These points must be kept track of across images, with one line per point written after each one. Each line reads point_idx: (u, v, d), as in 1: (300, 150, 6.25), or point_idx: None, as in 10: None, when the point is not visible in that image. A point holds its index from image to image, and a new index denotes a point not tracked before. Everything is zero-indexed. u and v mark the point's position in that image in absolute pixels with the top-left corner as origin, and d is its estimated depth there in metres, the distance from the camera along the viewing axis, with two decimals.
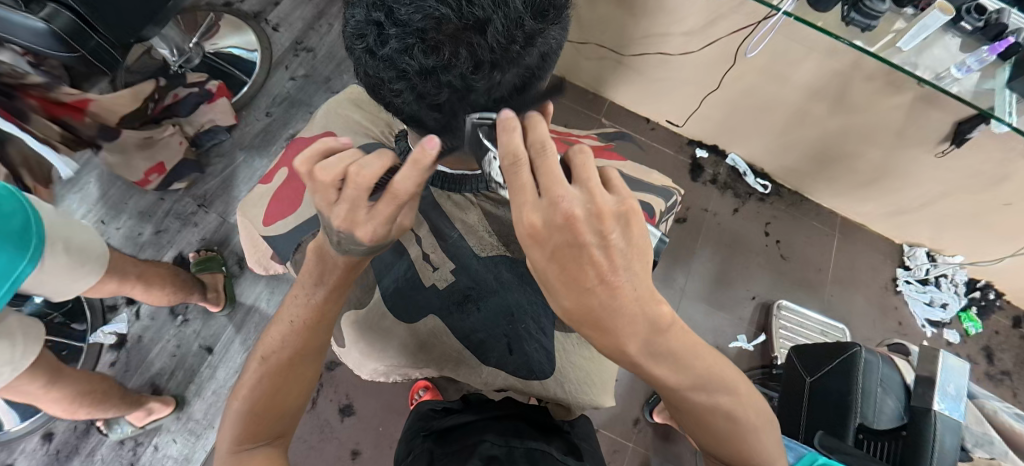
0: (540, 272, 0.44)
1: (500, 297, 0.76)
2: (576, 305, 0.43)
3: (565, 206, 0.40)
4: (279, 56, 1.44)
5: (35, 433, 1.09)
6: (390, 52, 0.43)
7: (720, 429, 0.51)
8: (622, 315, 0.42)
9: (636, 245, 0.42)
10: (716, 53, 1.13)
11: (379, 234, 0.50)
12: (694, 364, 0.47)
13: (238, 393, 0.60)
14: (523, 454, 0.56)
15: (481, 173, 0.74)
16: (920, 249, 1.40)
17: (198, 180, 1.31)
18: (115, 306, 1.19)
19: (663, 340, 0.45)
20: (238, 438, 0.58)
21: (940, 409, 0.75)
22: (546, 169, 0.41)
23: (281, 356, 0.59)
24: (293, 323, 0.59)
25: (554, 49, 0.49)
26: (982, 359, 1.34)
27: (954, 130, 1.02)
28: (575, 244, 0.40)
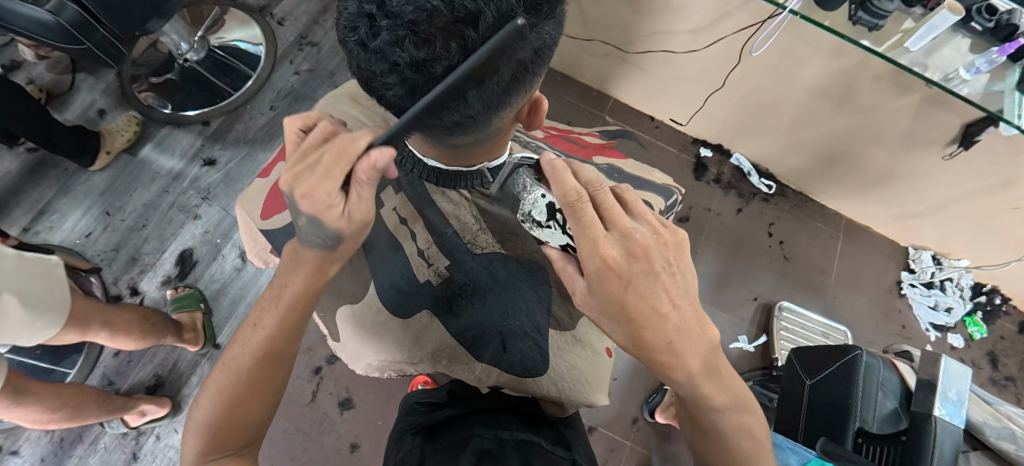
0: (611, 306, 0.48)
1: (495, 295, 0.77)
2: (647, 332, 0.48)
3: (640, 238, 0.46)
4: (284, 50, 1.44)
5: None
6: (381, 44, 0.43)
7: (738, 446, 0.54)
8: (689, 338, 0.48)
9: (689, 272, 0.49)
10: (721, 52, 1.12)
11: (320, 195, 0.49)
12: (732, 383, 0.53)
13: (201, 400, 0.60)
14: (513, 446, 0.57)
15: (477, 170, 0.73)
16: (925, 252, 1.39)
17: (201, 174, 1.32)
18: (119, 296, 1.21)
19: (716, 358, 0.51)
20: (204, 447, 0.58)
21: (939, 414, 0.75)
22: (608, 207, 0.48)
23: (244, 364, 0.59)
24: (257, 328, 0.60)
25: (547, 45, 0.49)
26: (986, 365, 1.32)
27: (962, 132, 1.00)
28: (650, 272, 0.46)
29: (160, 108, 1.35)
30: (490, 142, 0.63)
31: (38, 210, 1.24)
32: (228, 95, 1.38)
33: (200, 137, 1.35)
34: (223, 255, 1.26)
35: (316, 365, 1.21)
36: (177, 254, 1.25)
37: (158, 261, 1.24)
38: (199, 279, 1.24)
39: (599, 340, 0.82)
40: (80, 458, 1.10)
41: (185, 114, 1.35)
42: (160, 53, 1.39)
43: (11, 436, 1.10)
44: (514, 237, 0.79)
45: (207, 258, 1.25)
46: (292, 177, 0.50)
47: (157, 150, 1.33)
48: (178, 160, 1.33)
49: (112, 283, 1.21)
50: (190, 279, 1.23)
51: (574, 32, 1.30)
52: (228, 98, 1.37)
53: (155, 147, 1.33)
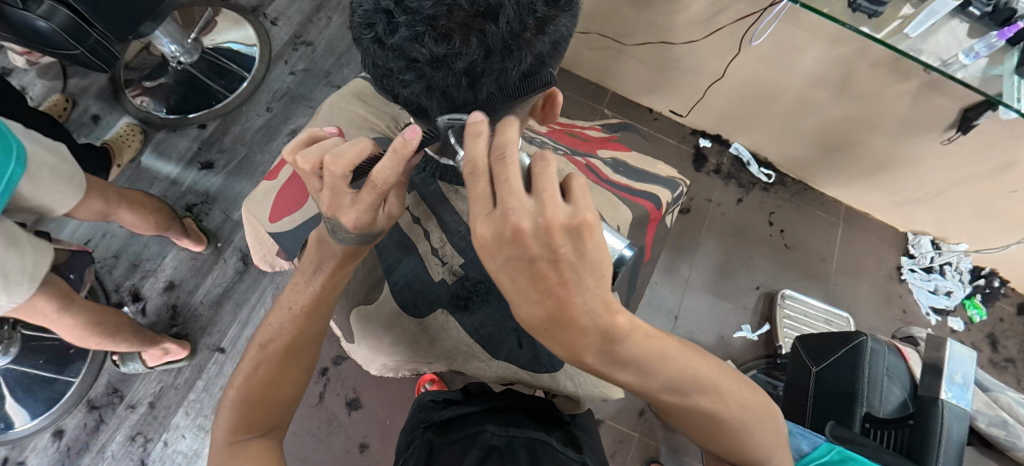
0: (497, 279, 0.42)
1: (508, 292, 0.75)
2: (530, 315, 0.41)
3: (513, 220, 0.37)
4: (279, 50, 1.43)
5: (46, 431, 1.10)
6: (400, 40, 0.42)
7: (701, 422, 0.52)
8: (575, 328, 0.40)
9: (594, 263, 0.39)
10: (719, 42, 1.12)
11: (363, 221, 0.51)
12: (667, 368, 0.46)
13: (236, 380, 0.61)
14: (523, 443, 0.58)
15: None
16: (924, 237, 1.40)
17: (200, 178, 1.31)
18: (120, 302, 1.20)
19: (626, 350, 0.43)
20: (235, 427, 0.59)
21: (946, 397, 0.76)
22: (502, 181, 0.38)
23: (280, 344, 0.60)
24: (290, 310, 0.60)
25: (564, 38, 0.48)
26: (986, 346, 1.34)
27: (960, 117, 1.01)
28: (524, 258, 0.38)
29: (157, 112, 1.33)
30: None
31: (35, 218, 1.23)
32: (224, 97, 1.36)
33: (197, 141, 1.34)
34: (225, 259, 1.25)
35: (322, 366, 1.21)
36: (179, 258, 1.24)
37: (159, 267, 1.24)
38: (201, 283, 1.23)
39: None
40: None
41: (181, 117, 1.34)
42: (153, 57, 1.37)
43: (17, 447, 1.09)
44: None
45: (208, 263, 1.24)
46: (329, 208, 0.51)
47: (155, 155, 1.32)
48: (176, 163, 1.32)
49: (114, 289, 1.21)
50: (192, 283, 1.23)
51: None
52: (225, 100, 1.36)
53: (152, 152, 1.32)
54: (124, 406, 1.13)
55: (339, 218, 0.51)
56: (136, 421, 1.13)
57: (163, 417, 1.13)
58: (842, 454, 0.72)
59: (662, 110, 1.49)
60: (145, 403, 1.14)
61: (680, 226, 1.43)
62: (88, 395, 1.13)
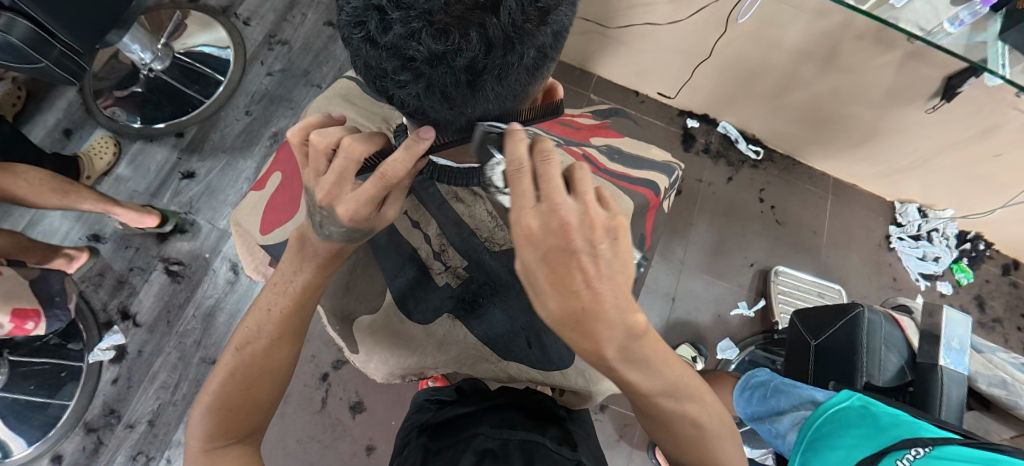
0: (529, 275, 0.45)
1: (516, 293, 0.76)
2: (561, 309, 0.44)
3: (561, 214, 0.41)
4: (254, 51, 1.38)
5: (44, 457, 1.08)
6: (395, 38, 0.41)
7: (683, 432, 0.54)
8: (602, 321, 0.44)
9: (621, 259, 0.43)
10: (704, 21, 1.11)
11: (359, 215, 0.51)
12: (664, 371, 0.50)
13: (210, 384, 0.59)
14: (517, 445, 0.57)
15: (490, 167, 0.64)
16: (911, 205, 1.42)
17: (182, 188, 1.27)
18: (110, 321, 1.17)
19: (638, 347, 0.47)
20: (210, 434, 0.58)
21: (945, 364, 0.78)
22: (547, 179, 0.42)
23: (258, 347, 0.58)
24: (272, 312, 0.58)
25: (565, 27, 0.46)
26: (974, 308, 1.38)
27: (944, 85, 1.02)
28: (566, 251, 0.42)
29: (130, 123, 1.29)
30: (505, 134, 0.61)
31: None
32: (199, 103, 1.32)
33: (176, 150, 1.30)
34: (214, 269, 1.22)
35: (322, 371, 1.20)
36: (166, 271, 1.21)
37: (147, 281, 1.21)
38: (191, 296, 1.20)
39: None
40: None
41: (157, 126, 1.29)
42: (122, 65, 1.31)
43: None
44: None
45: (198, 275, 1.22)
46: (327, 197, 0.50)
47: (132, 167, 1.28)
48: (155, 175, 1.28)
49: (102, 308, 1.17)
50: (182, 297, 1.20)
51: None
52: (201, 106, 1.32)
53: (128, 164, 1.28)
54: (122, 425, 1.12)
55: (333, 208, 0.50)
56: (136, 440, 1.11)
57: (163, 434, 1.12)
58: (862, 401, 0.77)
59: (649, 92, 1.48)
60: (144, 422, 1.12)
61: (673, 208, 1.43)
62: (84, 418, 1.11)
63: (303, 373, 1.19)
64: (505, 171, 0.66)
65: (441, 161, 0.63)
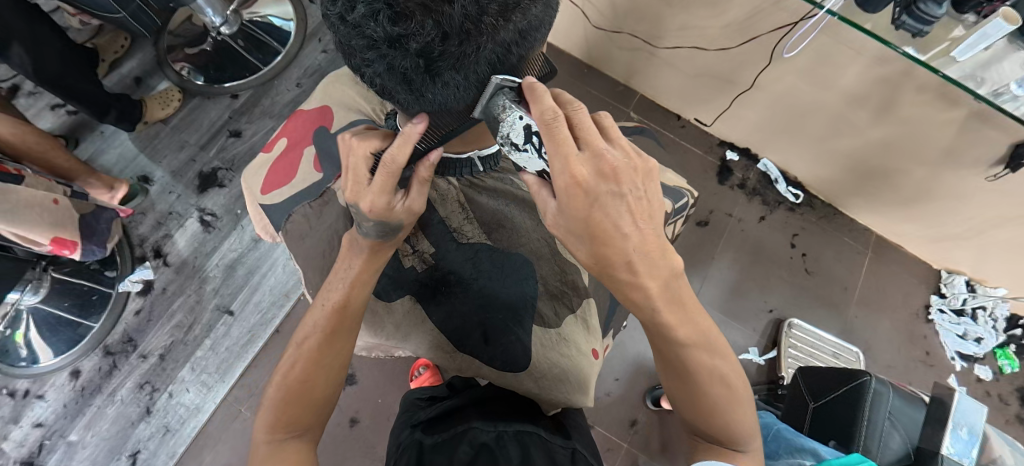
0: (572, 222, 0.46)
1: (478, 285, 0.78)
2: (607, 250, 0.46)
3: (609, 159, 0.43)
4: (314, 28, 1.46)
5: (64, 370, 1.17)
6: (358, 17, 0.42)
7: (714, 393, 0.53)
8: (651, 261, 0.47)
9: (657, 200, 0.47)
10: (755, 52, 1.07)
11: (379, 205, 0.55)
12: (698, 319, 0.52)
13: (273, 381, 0.60)
14: (513, 436, 0.60)
15: (466, 158, 0.74)
16: (959, 277, 1.31)
17: (227, 145, 1.36)
18: (143, 257, 1.27)
19: (678, 286, 0.50)
20: (271, 427, 0.57)
21: (947, 453, 0.72)
22: (583, 127, 0.44)
23: (313, 342, 0.60)
24: (325, 305, 0.62)
25: (535, 27, 0.47)
26: (1014, 401, 1.25)
27: (1010, 152, 0.93)
28: (617, 193, 0.44)
29: (194, 79, 1.38)
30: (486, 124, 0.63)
31: None
32: (258, 70, 1.40)
33: (229, 109, 1.39)
34: (242, 225, 1.30)
35: None
36: (199, 220, 1.30)
37: (181, 226, 1.29)
38: (218, 246, 1.28)
39: (588, 342, 0.79)
40: (98, 407, 1.16)
41: (216, 85, 1.38)
42: (196, 26, 1.42)
43: (38, 381, 1.17)
44: (502, 228, 0.81)
45: (227, 227, 1.30)
46: (352, 194, 0.56)
47: (187, 119, 1.38)
48: (205, 130, 1.37)
49: (139, 244, 1.27)
50: (209, 246, 1.28)
51: (604, 24, 1.27)
52: (259, 72, 1.40)
53: (186, 116, 1.38)
54: (136, 354, 1.20)
55: (358, 204, 0.56)
56: (146, 370, 1.19)
57: (170, 369, 1.19)
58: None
59: (688, 117, 1.45)
60: (156, 354, 1.20)
61: (695, 239, 1.39)
62: (104, 342, 1.20)
63: None
64: (482, 163, 0.77)
65: None
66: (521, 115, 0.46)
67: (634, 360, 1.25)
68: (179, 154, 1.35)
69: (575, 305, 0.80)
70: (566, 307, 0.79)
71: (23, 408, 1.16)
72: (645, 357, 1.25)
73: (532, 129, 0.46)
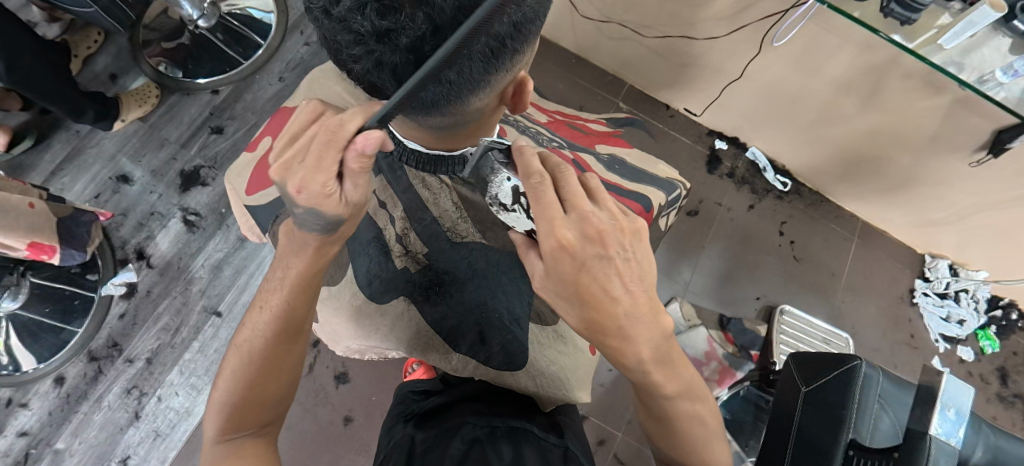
0: (564, 286, 0.44)
1: (471, 286, 0.76)
2: (599, 315, 0.44)
3: (594, 220, 0.42)
4: (295, 20, 1.42)
5: (48, 377, 1.14)
6: (344, 11, 0.41)
7: (694, 436, 0.54)
8: (644, 323, 0.44)
9: (647, 258, 0.45)
10: (743, 41, 1.07)
11: (312, 186, 0.45)
12: (684, 373, 0.51)
13: (220, 384, 0.59)
14: (504, 432, 0.61)
15: (460, 155, 0.72)
16: (942, 261, 1.34)
17: (210, 142, 1.33)
18: (125, 259, 1.23)
19: (668, 347, 0.48)
20: (224, 427, 0.58)
21: (936, 434, 0.68)
22: (569, 188, 0.44)
23: (255, 347, 0.57)
24: (264, 312, 0.57)
25: (533, 18, 0.45)
26: (995, 380, 1.29)
27: (993, 138, 0.94)
28: (602, 256, 0.42)
29: (173, 74, 1.34)
30: (473, 121, 0.60)
31: (52, 168, 1.27)
32: (240, 64, 1.37)
33: (210, 106, 1.35)
34: (228, 225, 1.27)
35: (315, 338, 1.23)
36: (183, 219, 1.27)
37: (164, 227, 1.26)
38: (203, 247, 1.25)
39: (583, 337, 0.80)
40: (85, 413, 1.14)
41: (196, 81, 1.35)
42: (172, 20, 1.38)
43: (20, 389, 1.14)
44: (498, 227, 0.77)
45: (211, 227, 1.27)
46: (279, 169, 0.46)
47: (167, 115, 1.34)
48: (187, 127, 1.33)
49: (121, 246, 1.24)
50: (195, 246, 1.25)
51: (593, 14, 1.26)
52: (240, 67, 1.36)
53: (165, 112, 1.34)
54: (123, 359, 1.18)
55: (285, 183, 0.46)
56: (133, 374, 1.17)
57: (157, 373, 1.17)
58: None
59: (677, 107, 1.45)
60: (143, 358, 1.18)
61: (686, 229, 1.40)
62: (88, 347, 1.17)
63: None
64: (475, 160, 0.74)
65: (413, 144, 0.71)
66: (507, 176, 0.54)
67: None
68: (158, 152, 1.31)
69: None
70: None
71: (7, 417, 1.13)
72: None
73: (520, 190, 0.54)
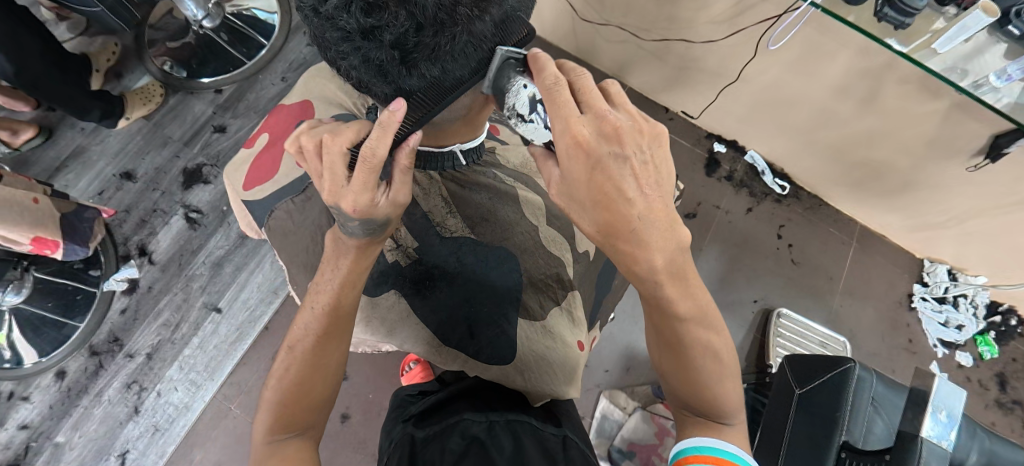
0: (576, 187, 0.45)
1: (462, 281, 0.78)
2: (613, 217, 0.44)
3: (611, 118, 0.43)
4: (298, 21, 1.44)
5: (49, 371, 1.16)
6: (331, 9, 0.42)
7: (703, 369, 0.52)
8: (655, 228, 0.45)
9: (664, 165, 0.46)
10: (741, 45, 1.08)
11: (361, 204, 0.54)
12: (699, 296, 0.51)
13: (270, 383, 0.60)
14: (504, 426, 0.61)
15: (448, 151, 0.75)
16: (941, 266, 1.34)
17: (212, 141, 1.34)
18: (127, 255, 1.25)
19: (682, 262, 0.48)
20: (271, 427, 0.58)
21: (927, 435, 0.68)
22: (585, 91, 0.45)
23: (307, 345, 0.60)
24: (316, 310, 0.61)
25: (513, 18, 0.47)
26: (994, 386, 1.28)
27: (990, 143, 0.94)
28: (619, 155, 0.43)
29: (177, 74, 1.36)
30: (459, 122, 0.63)
31: (56, 165, 1.28)
32: (243, 64, 1.39)
33: (213, 105, 1.37)
34: (229, 223, 1.29)
35: None
36: (185, 216, 1.28)
37: (166, 224, 1.28)
38: (204, 243, 1.27)
39: (572, 334, 0.79)
40: (85, 407, 1.15)
41: (199, 81, 1.36)
42: (177, 20, 1.40)
43: (23, 382, 1.15)
44: (486, 223, 0.82)
45: (213, 224, 1.28)
46: (331, 194, 0.55)
47: (171, 114, 1.35)
48: (190, 125, 1.35)
49: (123, 242, 1.25)
50: (196, 244, 1.27)
51: (592, 17, 1.27)
52: (243, 67, 1.38)
53: (168, 111, 1.36)
54: (123, 354, 1.19)
55: (339, 205, 0.55)
56: (133, 369, 1.18)
57: (158, 368, 1.18)
58: None
59: (676, 110, 1.46)
60: (143, 354, 1.19)
61: None
62: (89, 342, 1.18)
63: None
64: (465, 156, 0.79)
65: None
66: (523, 82, 0.47)
67: (623, 351, 1.26)
68: (161, 150, 1.33)
69: (559, 297, 0.81)
70: (551, 299, 0.80)
71: (9, 410, 1.14)
72: (634, 348, 1.26)
73: (537, 98, 0.47)
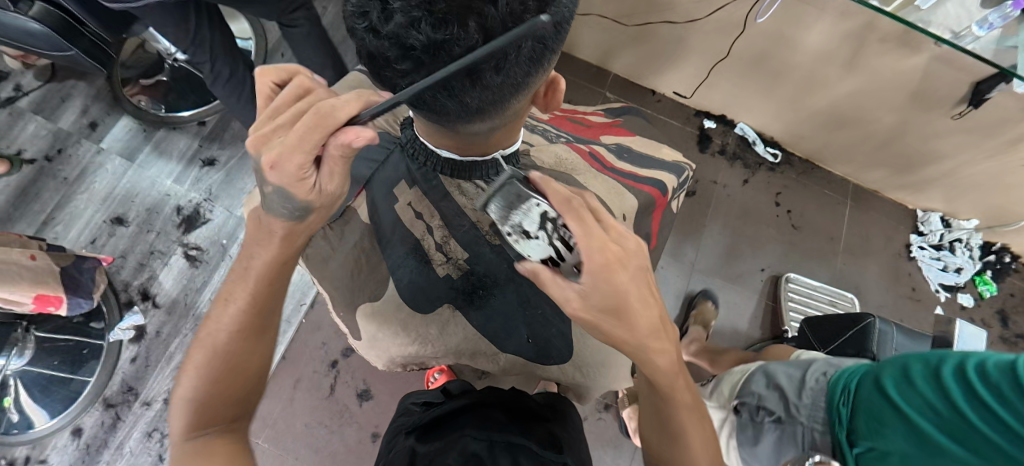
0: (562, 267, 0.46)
1: (506, 288, 0.76)
2: (607, 295, 0.45)
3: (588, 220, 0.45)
4: (274, 43, 1.42)
5: (65, 430, 1.12)
6: (396, 27, 0.42)
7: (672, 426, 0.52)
8: (633, 306, 0.46)
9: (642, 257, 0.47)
10: (726, 19, 1.09)
11: (282, 166, 0.45)
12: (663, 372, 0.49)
13: (186, 374, 0.52)
14: (504, 446, 0.58)
15: (493, 158, 0.72)
16: (934, 214, 1.38)
17: (203, 176, 1.31)
18: (130, 302, 1.21)
19: (657, 334, 0.48)
20: (188, 424, 0.51)
21: None
22: (567, 197, 0.46)
23: (229, 332, 0.52)
24: (240, 291, 0.53)
25: (564, 19, 0.48)
26: (996, 323, 1.34)
27: (972, 91, 0.98)
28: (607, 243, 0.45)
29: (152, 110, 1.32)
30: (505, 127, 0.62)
31: (43, 218, 1.23)
32: None
33: (197, 137, 1.34)
34: (231, 255, 1.27)
35: (331, 359, 1.22)
36: (184, 255, 1.25)
37: (166, 265, 1.24)
38: (208, 280, 1.24)
39: None
40: (107, 462, 1.12)
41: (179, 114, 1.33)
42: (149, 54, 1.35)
43: (37, 446, 1.11)
44: None
45: (215, 260, 1.26)
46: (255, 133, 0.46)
47: (155, 153, 1.31)
48: (176, 162, 1.31)
49: (123, 289, 1.21)
50: (199, 282, 1.24)
51: None
52: None
53: (153, 149, 1.32)
54: (140, 403, 1.16)
55: (259, 154, 0.45)
56: (151, 417, 1.15)
57: None
58: None
59: (664, 91, 1.47)
60: (160, 400, 1.16)
61: (686, 210, 1.42)
62: (103, 394, 1.15)
63: (313, 360, 1.21)
64: (509, 162, 0.75)
65: (444, 152, 0.70)
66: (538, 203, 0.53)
67: None
68: (150, 189, 1.29)
69: None
70: None
71: None
72: None
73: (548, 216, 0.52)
